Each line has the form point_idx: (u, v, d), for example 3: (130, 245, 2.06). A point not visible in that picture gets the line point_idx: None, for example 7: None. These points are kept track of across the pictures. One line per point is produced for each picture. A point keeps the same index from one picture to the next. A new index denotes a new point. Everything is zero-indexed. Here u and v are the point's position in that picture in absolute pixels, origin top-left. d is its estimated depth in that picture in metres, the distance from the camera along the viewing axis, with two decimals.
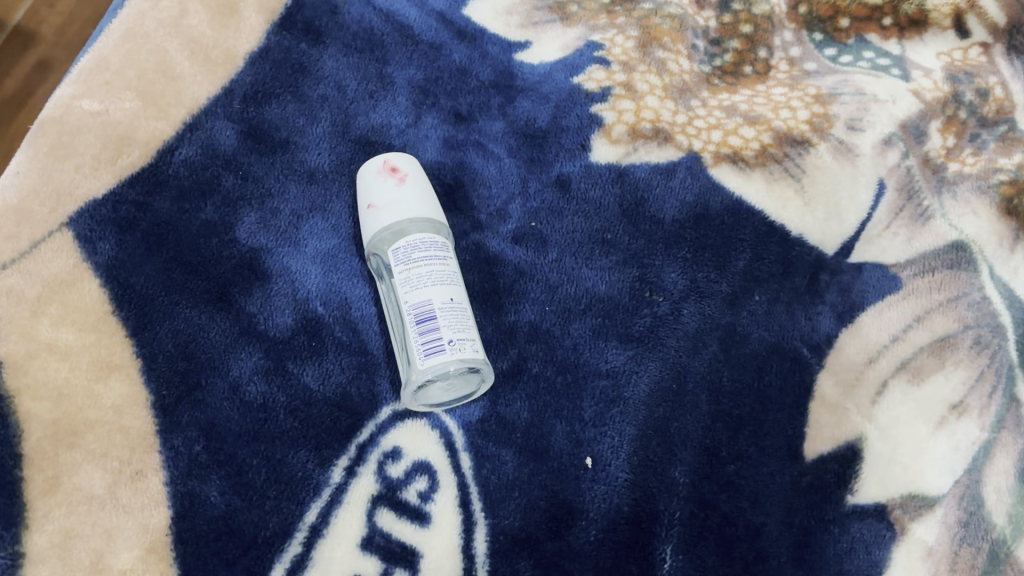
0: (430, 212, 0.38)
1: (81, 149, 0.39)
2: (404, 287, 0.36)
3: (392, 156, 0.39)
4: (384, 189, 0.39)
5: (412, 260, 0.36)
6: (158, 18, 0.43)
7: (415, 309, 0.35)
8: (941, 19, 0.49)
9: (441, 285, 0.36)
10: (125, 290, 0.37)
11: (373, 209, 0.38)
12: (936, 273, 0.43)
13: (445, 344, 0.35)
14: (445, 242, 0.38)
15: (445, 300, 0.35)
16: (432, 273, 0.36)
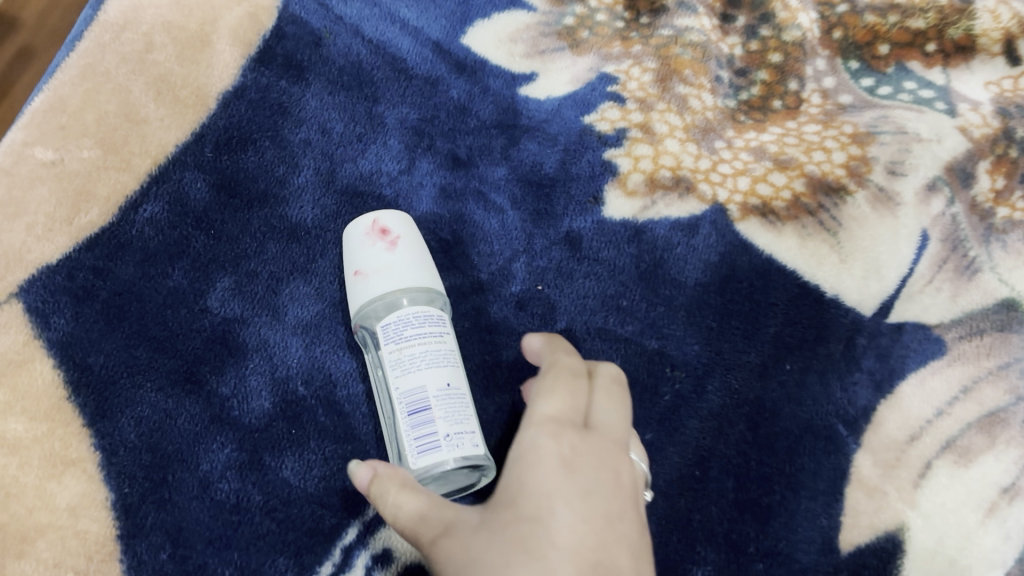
0: (424, 279, 0.33)
1: (34, 207, 0.35)
2: (394, 371, 0.31)
3: (382, 215, 0.35)
4: (373, 254, 0.34)
5: (403, 339, 0.31)
6: (121, 53, 0.38)
7: (407, 398, 0.30)
8: (990, 44, 0.44)
9: (436, 367, 0.31)
10: (82, 372, 0.33)
11: (360, 276, 0.34)
12: (984, 336, 0.39)
13: (440, 441, 0.29)
14: (442, 316, 0.33)
15: (440, 386, 0.30)
16: (426, 353, 0.31)
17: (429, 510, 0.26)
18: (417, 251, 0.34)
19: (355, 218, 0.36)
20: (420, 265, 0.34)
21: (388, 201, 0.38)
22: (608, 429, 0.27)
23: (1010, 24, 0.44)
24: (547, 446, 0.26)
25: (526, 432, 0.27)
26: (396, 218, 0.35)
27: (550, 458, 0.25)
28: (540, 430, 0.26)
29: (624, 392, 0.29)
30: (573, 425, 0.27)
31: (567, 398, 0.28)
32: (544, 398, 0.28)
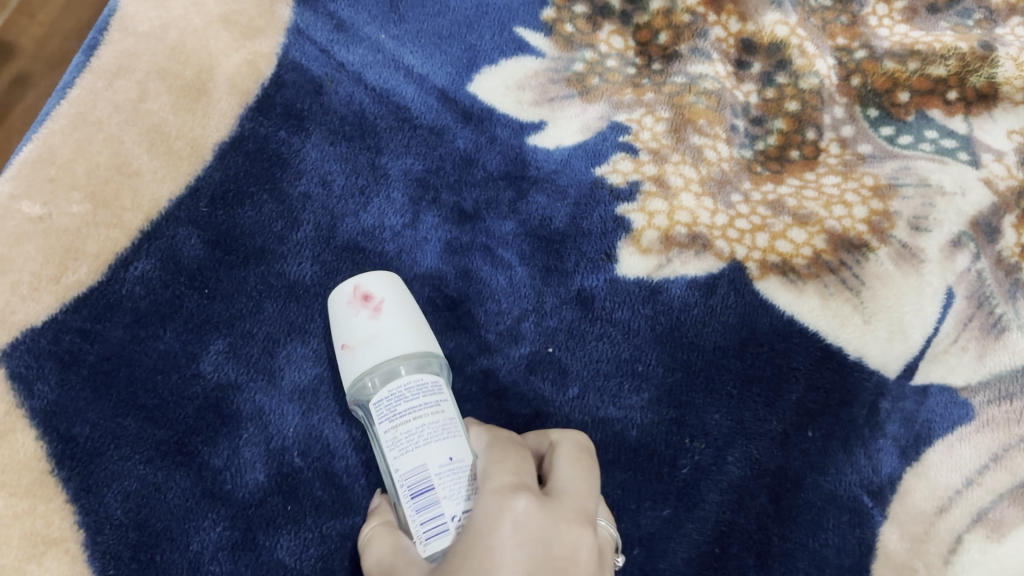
0: (416, 347, 0.31)
1: (18, 265, 0.33)
2: (392, 452, 0.27)
3: (362, 279, 0.32)
4: (358, 325, 0.31)
5: (397, 414, 0.28)
6: (113, 102, 0.36)
7: (407, 480, 0.27)
8: (1013, 93, 0.42)
9: (436, 442, 0.27)
10: (66, 444, 0.31)
11: (349, 350, 0.31)
12: (1014, 401, 0.37)
13: (449, 524, 0.26)
14: (440, 381, 0.29)
15: (443, 462, 0.27)
16: (424, 428, 0.27)
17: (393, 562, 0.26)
18: (404, 313, 0.31)
19: (337, 286, 0.33)
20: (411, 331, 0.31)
21: (391, 258, 0.36)
22: (567, 497, 0.26)
23: None
24: (500, 512, 0.24)
25: (479, 497, 0.25)
26: (380, 280, 0.32)
27: (501, 530, 0.24)
28: (491, 496, 0.25)
29: (590, 462, 0.28)
30: (530, 489, 0.25)
31: (522, 465, 0.26)
32: (500, 462, 0.26)
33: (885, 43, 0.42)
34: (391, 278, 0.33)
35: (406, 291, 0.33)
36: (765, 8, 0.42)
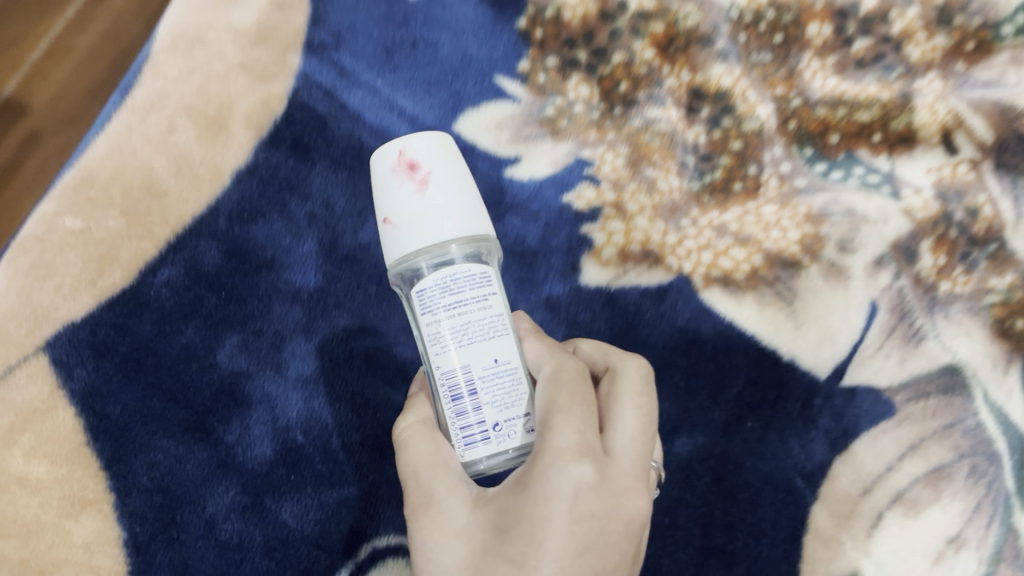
0: (455, 228, 0.33)
1: (62, 269, 0.39)
2: (434, 348, 0.32)
3: (406, 148, 0.35)
4: (401, 203, 0.34)
5: (452, 309, 0.31)
6: (144, 134, 0.42)
7: (452, 377, 0.31)
8: (930, 136, 0.47)
9: (482, 343, 0.31)
10: (100, 420, 0.36)
11: (392, 228, 0.34)
12: (930, 399, 0.42)
13: (490, 430, 0.31)
14: (488, 269, 0.32)
15: (484, 366, 0.31)
16: (470, 326, 0.31)
17: (425, 471, 0.31)
18: (443, 192, 0.34)
19: (382, 145, 0.35)
20: (447, 216, 0.33)
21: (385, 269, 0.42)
22: (624, 454, 0.30)
23: (946, 118, 0.46)
24: (562, 482, 0.28)
25: (546, 455, 0.28)
26: (428, 142, 0.35)
27: (559, 502, 0.28)
28: (560, 456, 0.28)
29: (645, 399, 0.31)
30: (592, 453, 0.29)
31: (587, 417, 0.29)
32: (565, 416, 0.29)
33: (817, 92, 0.47)
34: (434, 141, 0.35)
35: (451, 154, 0.35)
36: (711, 61, 0.48)
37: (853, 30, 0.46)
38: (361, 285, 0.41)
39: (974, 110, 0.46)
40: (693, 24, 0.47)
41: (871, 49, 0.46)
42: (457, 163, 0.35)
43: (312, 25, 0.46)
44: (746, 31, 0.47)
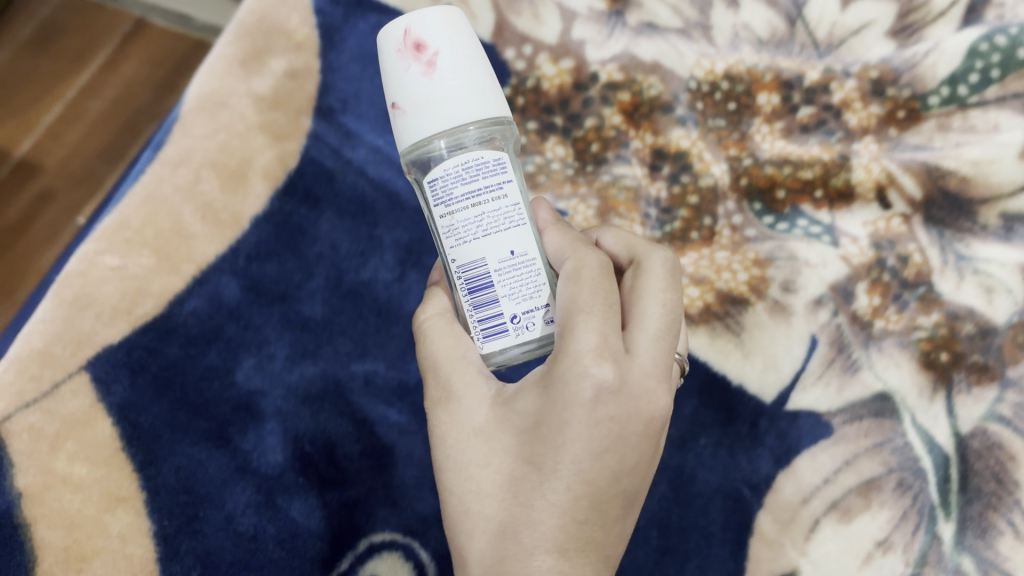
0: (467, 111, 0.33)
1: (101, 299, 0.44)
2: (451, 240, 0.33)
3: (415, 26, 0.34)
4: (412, 85, 0.33)
5: (468, 198, 0.33)
6: (174, 184, 0.48)
7: (471, 269, 0.33)
8: (866, 192, 0.53)
9: (498, 236, 0.33)
10: (134, 429, 0.42)
11: (402, 112, 0.34)
12: (863, 420, 0.48)
13: (507, 322, 0.33)
14: (502, 156, 0.33)
15: (502, 258, 0.33)
16: (486, 218, 0.33)
17: (445, 366, 0.34)
18: (454, 71, 0.33)
19: (388, 23, 0.34)
20: (459, 97, 0.33)
21: (384, 302, 0.48)
22: (644, 355, 0.31)
23: (879, 176, 0.53)
24: (579, 387, 0.30)
25: (564, 358, 0.30)
26: (436, 16, 0.34)
27: (577, 407, 0.30)
28: (579, 360, 0.30)
29: (666, 298, 0.33)
30: (611, 353, 0.30)
31: (608, 317, 0.31)
32: (585, 318, 0.31)
33: (766, 153, 0.54)
34: (444, 17, 0.34)
35: (461, 29, 0.34)
36: (672, 125, 0.55)
37: (798, 100, 0.54)
38: (361, 316, 0.47)
39: (904, 170, 0.53)
40: (656, 93, 0.55)
41: (814, 116, 0.54)
42: (465, 37, 0.34)
43: (322, 92, 0.53)
44: (704, 100, 0.55)
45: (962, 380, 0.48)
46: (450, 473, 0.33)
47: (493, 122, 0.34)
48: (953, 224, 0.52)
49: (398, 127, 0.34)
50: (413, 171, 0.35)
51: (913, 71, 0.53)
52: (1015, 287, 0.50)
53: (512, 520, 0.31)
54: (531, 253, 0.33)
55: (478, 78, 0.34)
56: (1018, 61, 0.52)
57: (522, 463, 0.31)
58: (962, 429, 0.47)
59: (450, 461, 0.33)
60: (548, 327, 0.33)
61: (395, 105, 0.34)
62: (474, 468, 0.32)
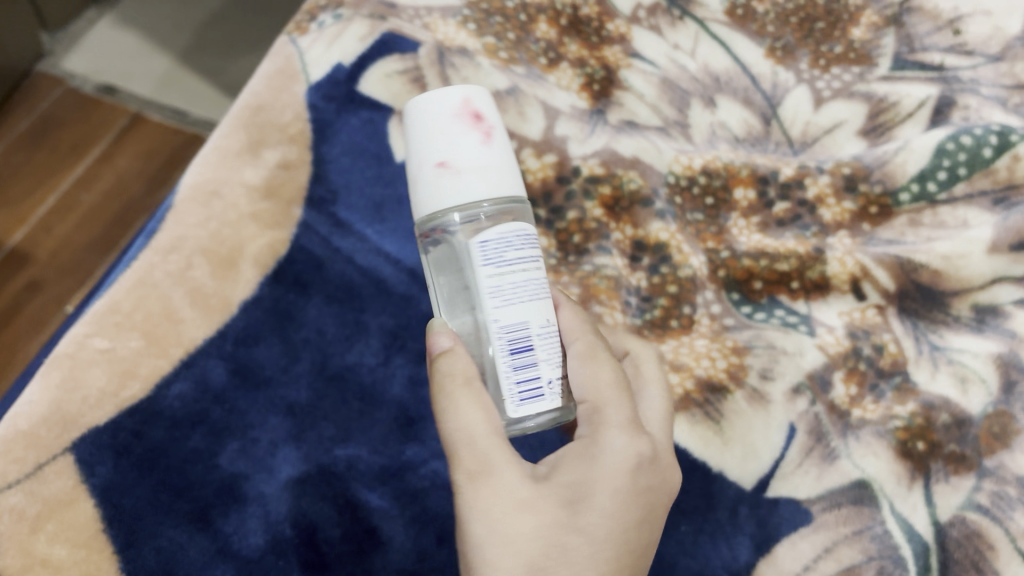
0: (491, 181, 0.36)
1: (89, 382, 0.45)
2: (495, 300, 0.34)
3: (456, 99, 0.37)
4: (459, 148, 0.36)
5: (512, 263, 0.35)
6: (165, 270, 0.50)
7: (512, 330, 0.35)
8: (841, 284, 0.55)
9: (536, 304, 0.36)
10: (116, 511, 0.43)
11: (444, 168, 0.36)
12: (842, 508, 0.48)
13: (544, 388, 0.35)
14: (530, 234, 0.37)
15: (540, 327, 0.35)
16: (529, 285, 0.35)
17: (480, 439, 0.33)
18: (488, 146, 0.37)
19: (443, 88, 0.37)
20: (491, 170, 0.36)
21: (369, 387, 0.48)
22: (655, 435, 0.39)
23: (854, 268, 0.55)
24: (630, 451, 0.34)
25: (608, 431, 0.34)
26: (478, 97, 0.38)
27: (623, 470, 0.34)
28: (616, 428, 0.35)
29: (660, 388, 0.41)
30: (642, 432, 0.35)
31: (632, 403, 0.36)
32: (616, 402, 0.35)
33: (743, 246, 0.56)
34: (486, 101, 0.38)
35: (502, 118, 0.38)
36: (651, 218, 0.57)
37: (773, 195, 0.57)
38: (346, 401, 0.48)
39: (877, 263, 0.55)
40: (635, 187, 0.57)
41: (789, 210, 0.57)
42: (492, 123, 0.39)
43: (314, 183, 0.55)
44: (681, 194, 0.58)
45: (940, 469, 0.48)
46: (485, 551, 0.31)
47: (512, 201, 0.37)
48: (927, 315, 0.54)
49: (431, 185, 0.36)
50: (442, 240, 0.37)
51: (883, 167, 0.57)
52: (988, 378, 0.50)
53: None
54: (548, 324, 0.36)
55: (506, 161, 0.37)
56: (984, 159, 0.56)
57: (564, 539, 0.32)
58: (942, 518, 0.47)
59: (486, 539, 0.32)
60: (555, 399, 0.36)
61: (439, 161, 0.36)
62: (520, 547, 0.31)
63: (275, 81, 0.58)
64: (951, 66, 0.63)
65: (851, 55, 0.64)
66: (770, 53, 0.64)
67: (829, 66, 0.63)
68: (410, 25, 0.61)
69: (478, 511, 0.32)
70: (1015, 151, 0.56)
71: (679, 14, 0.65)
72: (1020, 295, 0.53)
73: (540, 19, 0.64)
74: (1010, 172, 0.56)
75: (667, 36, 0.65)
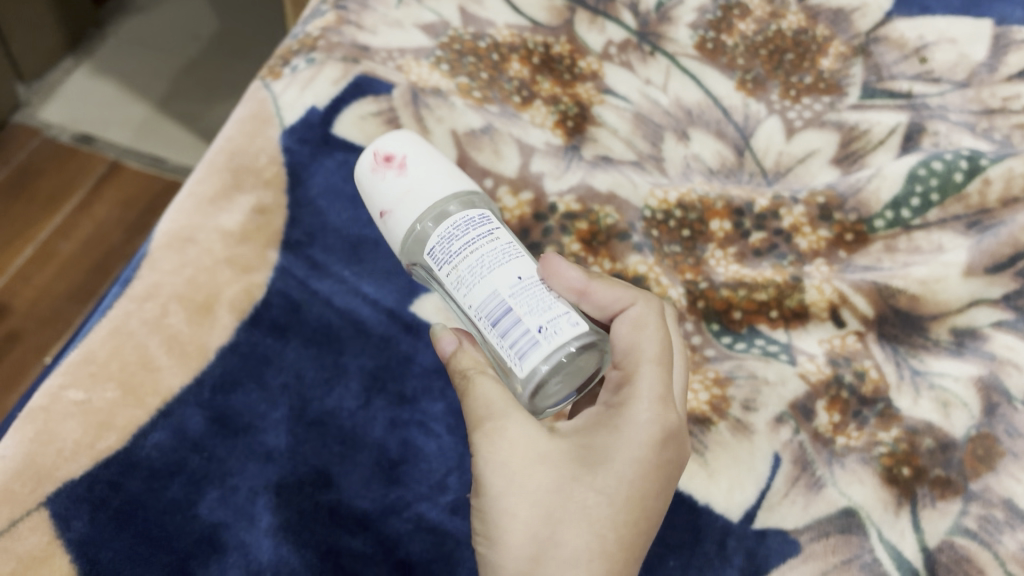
0: (446, 188, 0.44)
1: (64, 435, 0.45)
2: (510, 289, 0.38)
3: (402, 149, 0.45)
4: (390, 190, 0.44)
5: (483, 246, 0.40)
6: (141, 318, 0.50)
7: (491, 310, 0.38)
8: (820, 312, 0.55)
9: (500, 270, 0.39)
10: (93, 564, 0.42)
11: (383, 214, 0.44)
12: (830, 537, 0.47)
13: (534, 339, 0.37)
14: (485, 212, 0.42)
15: (511, 285, 0.38)
16: (488, 258, 0.39)
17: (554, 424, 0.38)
18: (392, 194, 0.44)
19: (363, 154, 0.46)
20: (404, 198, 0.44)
21: (349, 431, 0.48)
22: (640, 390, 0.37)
23: (832, 296, 0.55)
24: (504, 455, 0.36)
25: (499, 435, 0.36)
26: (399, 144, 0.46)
27: (507, 477, 0.36)
28: (498, 440, 0.36)
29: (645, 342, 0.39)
30: (508, 436, 0.36)
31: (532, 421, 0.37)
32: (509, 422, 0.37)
33: (721, 277, 0.57)
34: (374, 156, 0.46)
35: (374, 164, 0.46)
36: (629, 251, 0.57)
37: (749, 226, 0.58)
38: (326, 445, 0.48)
39: (855, 289, 0.55)
40: (611, 222, 0.58)
41: (766, 240, 0.58)
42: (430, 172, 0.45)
43: (290, 226, 0.55)
44: (658, 227, 0.58)
45: (927, 494, 0.48)
46: (501, 493, 0.36)
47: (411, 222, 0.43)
48: (906, 340, 0.54)
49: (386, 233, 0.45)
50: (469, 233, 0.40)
51: (857, 196, 0.58)
52: (969, 401, 0.50)
53: (588, 547, 0.35)
54: (536, 279, 0.39)
55: (400, 196, 0.44)
56: (956, 184, 0.57)
57: (620, 485, 0.36)
58: (930, 543, 0.46)
59: (487, 491, 0.36)
60: (572, 327, 0.38)
61: (383, 211, 0.45)
62: (572, 485, 0.36)
63: (249, 125, 0.58)
64: (919, 94, 0.63)
65: (821, 86, 0.64)
66: (741, 86, 0.65)
67: (800, 96, 0.64)
68: (383, 67, 0.62)
69: (535, 460, 0.36)
70: (985, 175, 0.57)
71: (649, 50, 0.66)
72: (997, 317, 0.53)
73: (512, 58, 0.64)
74: (981, 197, 0.57)
75: (639, 72, 0.65)
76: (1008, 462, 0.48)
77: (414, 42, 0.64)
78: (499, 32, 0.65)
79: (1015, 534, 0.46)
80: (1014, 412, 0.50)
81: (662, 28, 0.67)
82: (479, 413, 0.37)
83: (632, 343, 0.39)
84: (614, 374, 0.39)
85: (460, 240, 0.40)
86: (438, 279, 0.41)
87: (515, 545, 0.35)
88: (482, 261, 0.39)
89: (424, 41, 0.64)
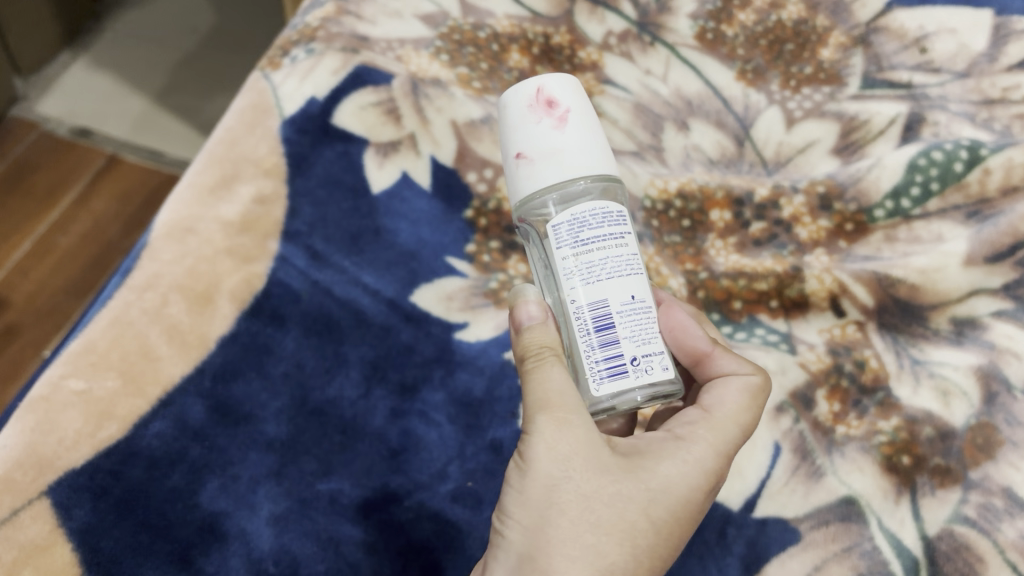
0: (602, 165, 0.40)
1: (64, 424, 0.45)
2: (621, 302, 0.37)
3: (569, 101, 0.40)
4: (534, 139, 0.39)
5: (607, 242, 0.38)
6: (141, 308, 0.50)
7: (595, 310, 0.37)
8: (819, 301, 0.55)
9: (619, 282, 0.37)
10: (94, 553, 0.42)
11: (518, 159, 0.40)
12: (830, 525, 0.47)
13: (626, 366, 0.37)
14: (622, 212, 0.39)
15: (623, 302, 0.37)
16: (610, 262, 0.37)
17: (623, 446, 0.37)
18: (534, 146, 0.39)
19: (523, 82, 0.41)
20: (547, 159, 0.39)
21: (349, 420, 0.48)
22: (719, 433, 0.37)
23: (832, 285, 0.55)
24: (556, 448, 0.34)
25: (557, 428, 0.34)
26: (566, 89, 0.41)
27: (556, 472, 0.34)
28: (559, 433, 0.34)
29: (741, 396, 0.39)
30: (569, 433, 0.34)
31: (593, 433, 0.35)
32: (572, 419, 0.35)
33: (721, 266, 0.57)
34: (537, 93, 0.40)
35: (529, 101, 0.40)
36: None
37: (749, 215, 0.58)
38: (327, 434, 0.48)
39: (854, 279, 0.55)
40: None
41: (765, 230, 0.58)
42: (596, 135, 0.41)
43: (290, 217, 0.55)
44: (658, 217, 0.59)
45: (926, 483, 0.48)
46: (547, 483, 0.34)
47: (538, 186, 0.39)
48: (907, 329, 0.54)
49: (512, 175, 0.40)
50: (607, 228, 0.38)
51: (857, 185, 0.58)
52: (970, 390, 0.50)
53: (624, 565, 0.33)
54: (646, 302, 0.38)
55: (543, 151, 0.39)
56: (955, 174, 0.57)
57: (668, 512, 0.34)
58: (930, 531, 0.46)
59: (534, 479, 0.34)
60: (662, 372, 0.37)
61: (520, 154, 0.40)
62: (625, 500, 0.34)
63: (249, 116, 0.58)
64: (919, 84, 0.63)
65: (821, 76, 0.64)
66: (741, 76, 0.65)
67: (800, 86, 0.64)
68: (383, 57, 0.62)
69: (592, 464, 0.34)
70: (985, 165, 0.56)
71: (648, 40, 0.66)
72: (997, 307, 0.53)
73: (512, 49, 0.64)
74: (981, 186, 0.56)
75: (638, 62, 0.65)
76: (1008, 451, 0.48)
77: (414, 33, 0.64)
78: (499, 22, 0.65)
79: (1014, 522, 0.46)
80: (1013, 401, 0.49)
81: (662, 18, 0.67)
82: (549, 399, 0.35)
83: (727, 395, 0.39)
84: (692, 411, 0.38)
85: (591, 230, 0.37)
86: (548, 248, 0.39)
87: (559, 542, 0.33)
88: (603, 266, 0.37)
89: (423, 31, 0.64)
